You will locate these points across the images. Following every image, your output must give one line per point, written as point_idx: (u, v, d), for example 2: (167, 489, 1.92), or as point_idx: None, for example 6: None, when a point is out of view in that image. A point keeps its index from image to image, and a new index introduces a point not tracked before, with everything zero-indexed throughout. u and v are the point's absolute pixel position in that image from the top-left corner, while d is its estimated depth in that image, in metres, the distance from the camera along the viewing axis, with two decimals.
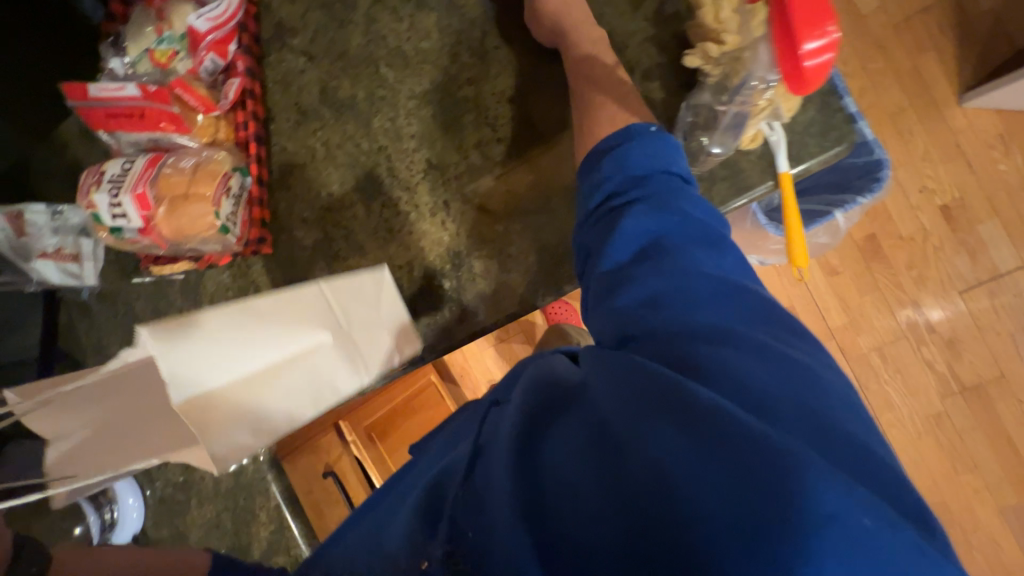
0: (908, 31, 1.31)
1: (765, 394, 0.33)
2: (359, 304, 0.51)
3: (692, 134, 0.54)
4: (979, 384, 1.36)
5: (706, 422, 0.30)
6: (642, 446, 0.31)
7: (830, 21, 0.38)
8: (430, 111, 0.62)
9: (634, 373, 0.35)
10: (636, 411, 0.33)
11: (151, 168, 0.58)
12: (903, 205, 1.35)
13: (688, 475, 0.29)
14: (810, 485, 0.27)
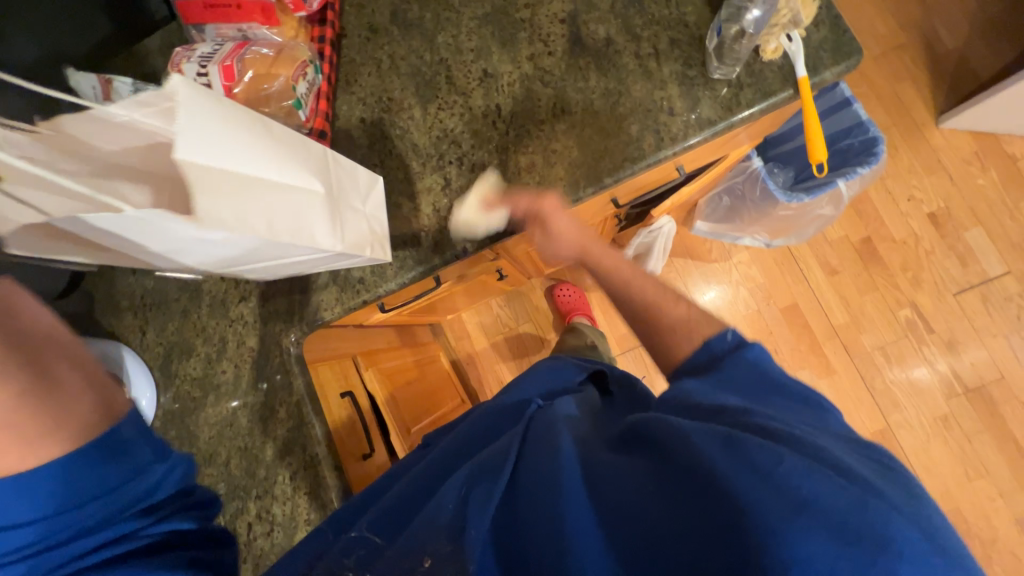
0: (886, 63, 1.50)
1: (826, 447, 0.39)
2: (354, 187, 0.53)
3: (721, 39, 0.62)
4: (981, 386, 1.38)
5: (768, 467, 0.36)
6: (707, 481, 0.38)
7: None
8: (489, 29, 0.71)
9: (702, 430, 0.42)
10: (703, 448, 0.39)
11: (240, 48, 0.65)
12: (893, 211, 1.45)
13: (748, 504, 0.35)
14: (849, 513, 0.34)
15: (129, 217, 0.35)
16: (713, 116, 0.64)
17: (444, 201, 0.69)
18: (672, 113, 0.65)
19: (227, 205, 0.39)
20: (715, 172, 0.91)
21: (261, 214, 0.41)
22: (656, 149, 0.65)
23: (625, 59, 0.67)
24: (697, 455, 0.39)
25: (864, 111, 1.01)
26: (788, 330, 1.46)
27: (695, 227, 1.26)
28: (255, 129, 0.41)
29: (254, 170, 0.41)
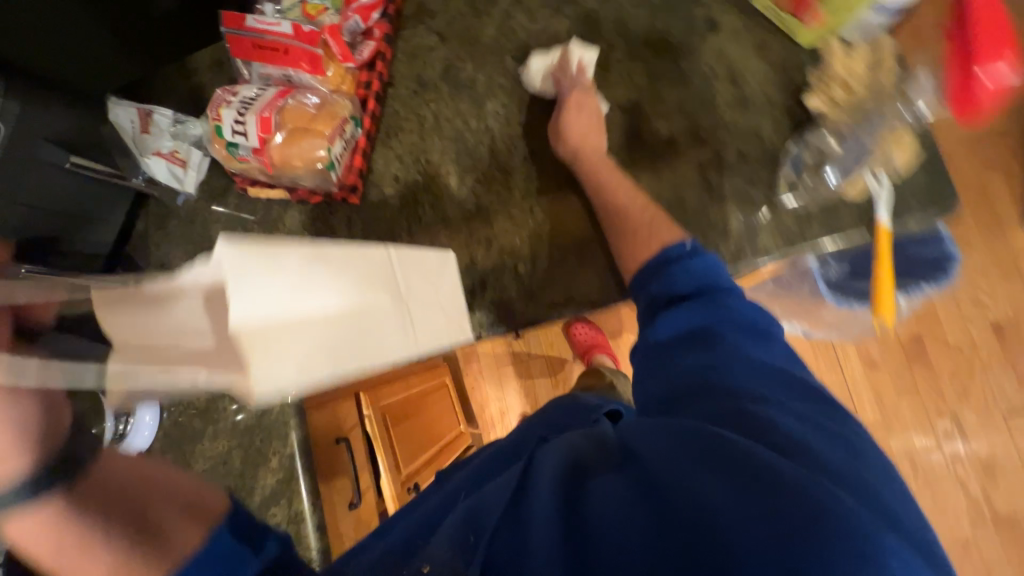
0: (978, 148, 1.35)
1: (817, 453, 0.35)
2: (418, 274, 0.49)
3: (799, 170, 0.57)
4: (1013, 517, 1.27)
5: (757, 486, 0.32)
6: (693, 504, 0.32)
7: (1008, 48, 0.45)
8: (541, 107, 0.67)
9: (681, 435, 0.37)
10: (682, 466, 0.35)
11: (280, 98, 0.62)
12: (953, 312, 1.33)
13: (732, 533, 0.30)
14: (851, 520, 0.30)
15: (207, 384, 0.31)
16: (772, 246, 0.57)
17: (465, 282, 0.65)
18: (727, 234, 0.58)
19: (289, 364, 0.32)
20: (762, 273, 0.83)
21: (328, 359, 0.35)
22: None
23: (685, 166, 0.61)
24: (677, 476, 0.34)
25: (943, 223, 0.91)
26: None
27: None
28: (313, 263, 0.34)
29: (313, 312, 0.34)
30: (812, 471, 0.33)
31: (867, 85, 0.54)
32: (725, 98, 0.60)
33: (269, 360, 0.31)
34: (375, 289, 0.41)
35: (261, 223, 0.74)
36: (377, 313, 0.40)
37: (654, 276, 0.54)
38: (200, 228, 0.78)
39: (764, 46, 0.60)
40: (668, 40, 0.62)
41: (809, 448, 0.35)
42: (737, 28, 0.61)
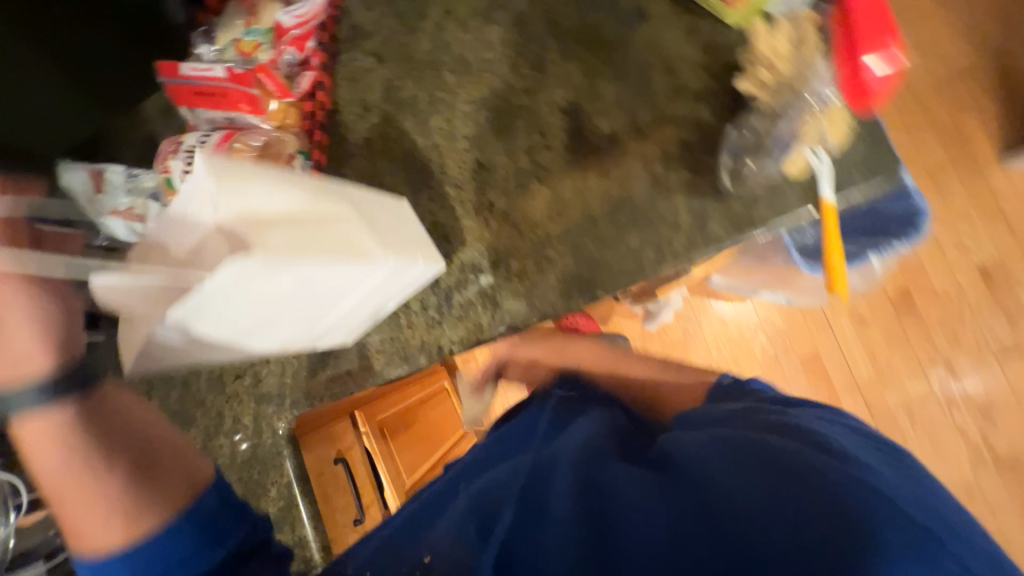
0: (950, 92, 1.33)
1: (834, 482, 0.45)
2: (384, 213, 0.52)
3: (737, 159, 0.55)
4: (1014, 457, 1.29)
5: (756, 504, 0.45)
6: (713, 511, 0.46)
7: (892, 39, 0.47)
8: (485, 116, 0.66)
9: (737, 465, 0.49)
10: (707, 485, 0.48)
11: (224, 142, 0.63)
12: (938, 260, 1.33)
13: (730, 519, 0.45)
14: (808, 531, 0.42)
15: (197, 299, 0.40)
16: (722, 233, 0.58)
17: (431, 299, 0.67)
18: (677, 225, 0.59)
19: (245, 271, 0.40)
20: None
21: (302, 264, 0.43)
22: (657, 264, 0.60)
23: (633, 161, 0.60)
24: (713, 491, 0.47)
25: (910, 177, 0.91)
26: (807, 381, 1.39)
27: (712, 278, 1.20)
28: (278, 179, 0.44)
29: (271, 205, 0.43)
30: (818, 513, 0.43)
31: (791, 58, 0.51)
32: (662, 89, 0.60)
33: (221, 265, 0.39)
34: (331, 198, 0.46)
35: None
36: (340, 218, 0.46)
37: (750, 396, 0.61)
38: None
39: (696, 32, 0.59)
40: (600, 35, 0.62)
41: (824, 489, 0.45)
42: (665, 15, 0.60)
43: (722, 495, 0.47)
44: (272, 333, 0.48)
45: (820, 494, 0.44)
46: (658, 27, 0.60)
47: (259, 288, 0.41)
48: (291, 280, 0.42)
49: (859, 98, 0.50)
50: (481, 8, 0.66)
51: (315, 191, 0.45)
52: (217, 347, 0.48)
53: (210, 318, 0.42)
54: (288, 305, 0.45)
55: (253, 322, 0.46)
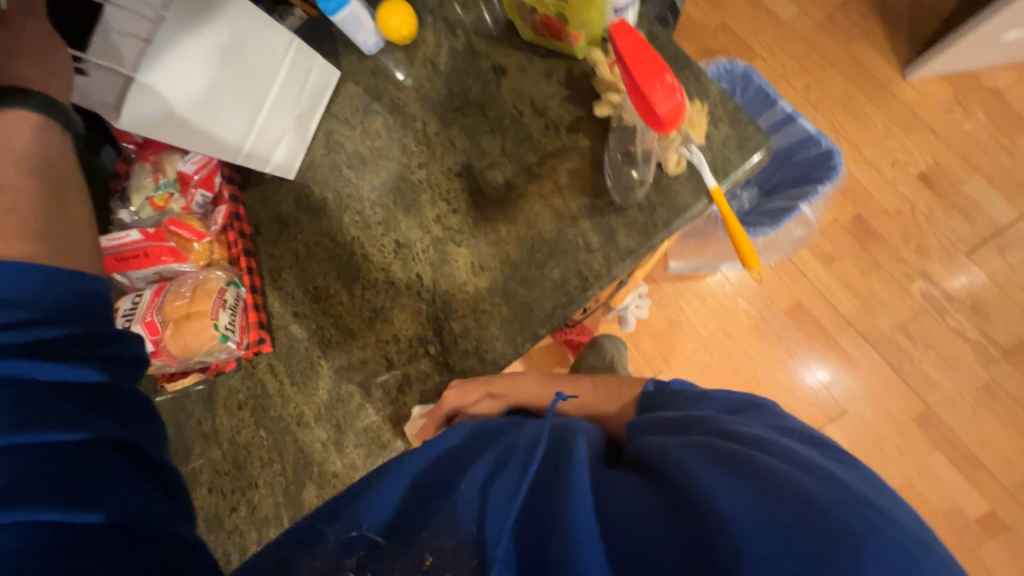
0: (834, 28, 1.40)
1: (802, 459, 0.39)
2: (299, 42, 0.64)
3: (618, 171, 0.60)
4: (1019, 345, 1.28)
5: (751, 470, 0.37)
6: (703, 499, 0.36)
7: (667, 72, 0.48)
8: (391, 199, 0.69)
9: (716, 449, 0.40)
10: (701, 468, 0.38)
11: (156, 297, 0.66)
12: (879, 181, 1.36)
13: (730, 505, 0.34)
14: (835, 511, 0.32)
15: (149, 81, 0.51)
16: (633, 244, 0.60)
17: (390, 381, 0.69)
18: (590, 249, 0.61)
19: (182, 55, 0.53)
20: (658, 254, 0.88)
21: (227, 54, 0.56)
22: (584, 290, 0.62)
23: (533, 202, 0.63)
24: (697, 473, 0.38)
25: (811, 124, 0.95)
26: (799, 330, 1.40)
27: (671, 265, 1.22)
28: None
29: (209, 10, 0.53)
30: (808, 473, 0.36)
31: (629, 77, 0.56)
32: (538, 129, 0.63)
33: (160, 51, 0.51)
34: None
35: (200, 402, 0.77)
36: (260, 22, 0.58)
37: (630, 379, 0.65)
38: None
39: (552, 71, 0.63)
40: (470, 99, 0.66)
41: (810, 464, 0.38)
42: (520, 65, 0.64)
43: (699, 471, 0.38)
44: (221, 109, 0.58)
45: (797, 470, 0.37)
46: (517, 76, 0.64)
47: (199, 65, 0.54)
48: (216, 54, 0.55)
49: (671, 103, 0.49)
50: (359, 103, 0.71)
51: None
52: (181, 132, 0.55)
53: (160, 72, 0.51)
54: (223, 92, 0.57)
55: (204, 105, 0.56)
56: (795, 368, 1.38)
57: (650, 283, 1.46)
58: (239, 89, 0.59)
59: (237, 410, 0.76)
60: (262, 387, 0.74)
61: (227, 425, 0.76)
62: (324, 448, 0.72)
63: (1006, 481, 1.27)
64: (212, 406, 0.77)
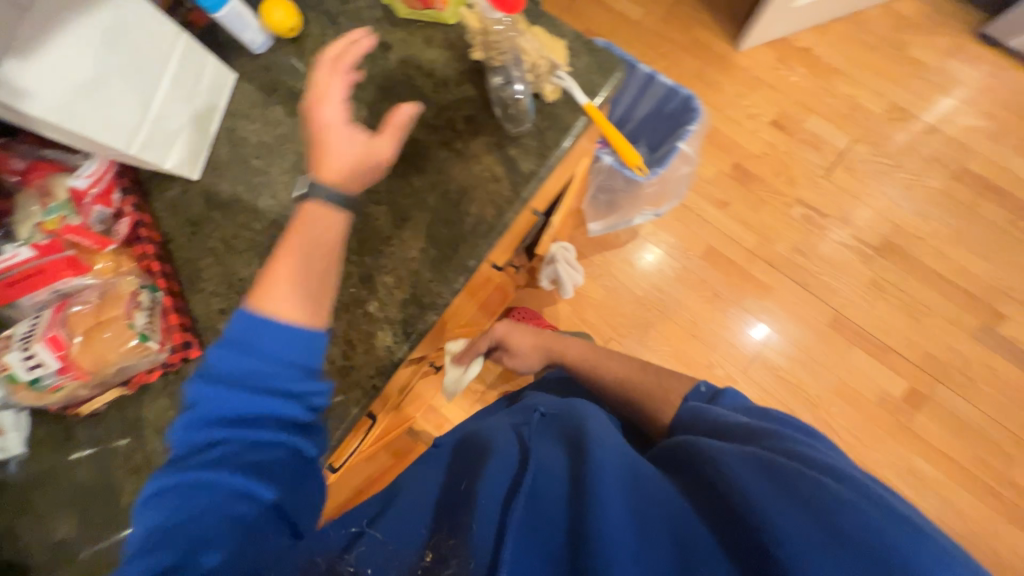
0: (674, 20, 1.67)
1: (849, 487, 0.47)
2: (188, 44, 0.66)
3: (504, 104, 0.67)
4: (886, 241, 1.51)
5: (806, 501, 0.46)
6: (756, 521, 0.46)
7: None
8: (304, 177, 0.72)
9: (767, 468, 0.51)
10: (760, 489, 0.48)
11: (58, 313, 0.61)
12: (744, 133, 1.59)
13: (777, 526, 0.45)
14: (864, 534, 0.43)
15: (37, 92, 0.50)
16: (533, 167, 0.67)
17: (334, 350, 0.68)
18: (497, 179, 0.68)
19: (72, 67, 0.53)
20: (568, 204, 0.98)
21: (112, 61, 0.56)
22: (501, 216, 0.67)
23: (438, 150, 0.69)
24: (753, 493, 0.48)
25: (669, 79, 1.12)
26: (718, 272, 1.55)
27: (591, 230, 1.30)
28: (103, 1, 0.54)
29: (86, 22, 0.53)
30: (852, 492, 0.47)
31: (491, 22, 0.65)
32: (429, 87, 0.70)
33: (39, 64, 0.50)
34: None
35: (124, 435, 0.70)
36: (140, 24, 0.58)
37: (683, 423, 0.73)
38: (64, 482, 0.69)
39: (431, 36, 0.71)
40: (363, 75, 0.72)
41: (852, 485, 0.48)
42: (402, 38, 0.71)
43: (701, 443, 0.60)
44: (108, 113, 0.57)
45: (830, 488, 0.47)
46: (401, 46, 0.71)
47: (81, 70, 0.53)
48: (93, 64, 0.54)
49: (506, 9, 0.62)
50: (257, 97, 0.74)
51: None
52: (64, 133, 0.55)
53: (41, 79, 0.50)
54: (107, 96, 0.57)
55: (89, 110, 0.55)
56: (723, 306, 1.52)
57: (580, 259, 1.56)
58: (124, 93, 0.59)
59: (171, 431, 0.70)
60: None
61: (159, 450, 0.70)
62: None
63: (914, 358, 1.45)
64: (140, 435, 0.70)
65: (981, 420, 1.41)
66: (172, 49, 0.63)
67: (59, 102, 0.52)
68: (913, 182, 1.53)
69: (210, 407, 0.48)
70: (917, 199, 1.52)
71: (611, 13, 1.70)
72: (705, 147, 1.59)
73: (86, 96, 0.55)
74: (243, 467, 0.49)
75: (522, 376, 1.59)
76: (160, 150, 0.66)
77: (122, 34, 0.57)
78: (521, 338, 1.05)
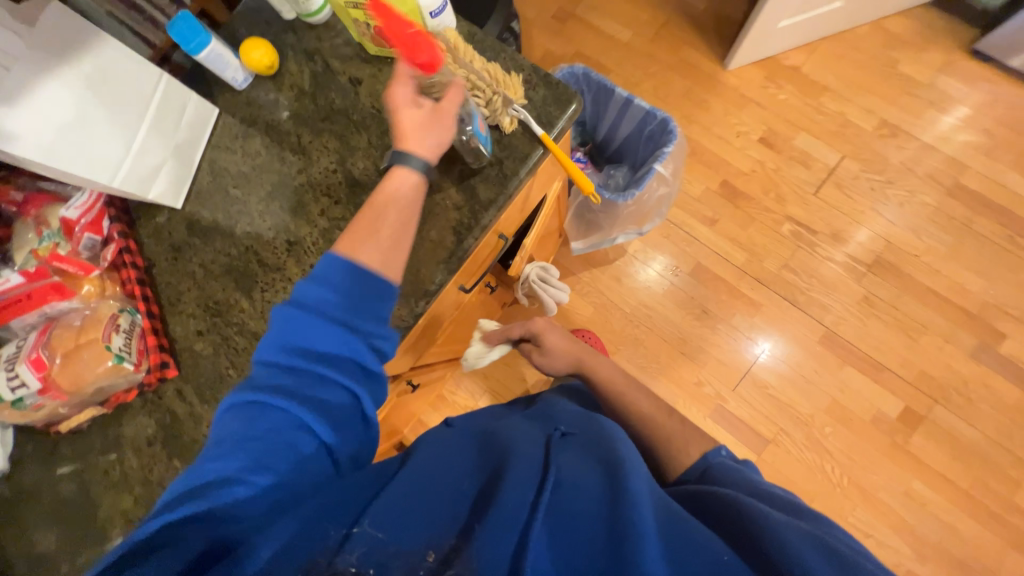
0: (662, 41, 1.70)
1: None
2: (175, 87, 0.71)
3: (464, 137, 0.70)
4: (878, 258, 1.49)
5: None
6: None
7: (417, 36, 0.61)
8: (278, 205, 0.75)
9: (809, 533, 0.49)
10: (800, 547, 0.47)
11: (41, 336, 0.65)
12: (732, 150, 1.60)
13: None
14: None
15: (17, 130, 0.55)
16: (491, 195, 0.70)
17: None
18: (457, 207, 0.70)
19: (53, 108, 0.57)
20: (541, 226, 1.01)
21: (93, 102, 0.61)
22: (460, 243, 0.70)
23: None
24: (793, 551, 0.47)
25: (646, 102, 1.15)
26: (707, 289, 1.55)
27: (574, 247, 1.32)
28: (86, 49, 0.59)
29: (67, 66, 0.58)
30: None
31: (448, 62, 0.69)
32: None
33: (22, 104, 0.55)
34: (114, 49, 0.62)
35: (103, 451, 0.74)
36: (123, 69, 0.64)
37: (697, 470, 0.71)
38: (49, 494, 0.74)
39: (398, 72, 0.75)
40: (335, 108, 0.76)
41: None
42: (372, 75, 0.76)
43: (743, 504, 0.55)
44: (86, 149, 0.62)
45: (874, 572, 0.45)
46: (371, 82, 0.75)
47: (62, 110, 0.58)
48: (73, 104, 0.59)
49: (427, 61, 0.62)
50: (237, 130, 0.78)
51: (107, 46, 0.62)
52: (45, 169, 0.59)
53: (22, 119, 0.55)
54: (88, 134, 0.61)
55: (67, 147, 0.60)
56: (712, 323, 1.52)
57: (568, 276, 1.58)
58: (105, 130, 0.63)
59: (148, 447, 0.73)
60: (172, 415, 0.72)
61: (135, 464, 0.73)
62: None
63: (909, 377, 1.42)
64: (119, 451, 0.73)
65: (982, 442, 1.37)
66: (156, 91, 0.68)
67: (45, 141, 0.57)
68: (905, 198, 1.51)
69: (297, 331, 0.53)
70: (909, 215, 1.50)
71: (600, 35, 1.74)
72: (693, 165, 1.61)
73: (65, 134, 0.59)
74: (304, 400, 0.52)
75: (511, 391, 1.60)
76: (142, 181, 0.71)
77: (104, 78, 0.62)
78: (556, 341, 1.00)
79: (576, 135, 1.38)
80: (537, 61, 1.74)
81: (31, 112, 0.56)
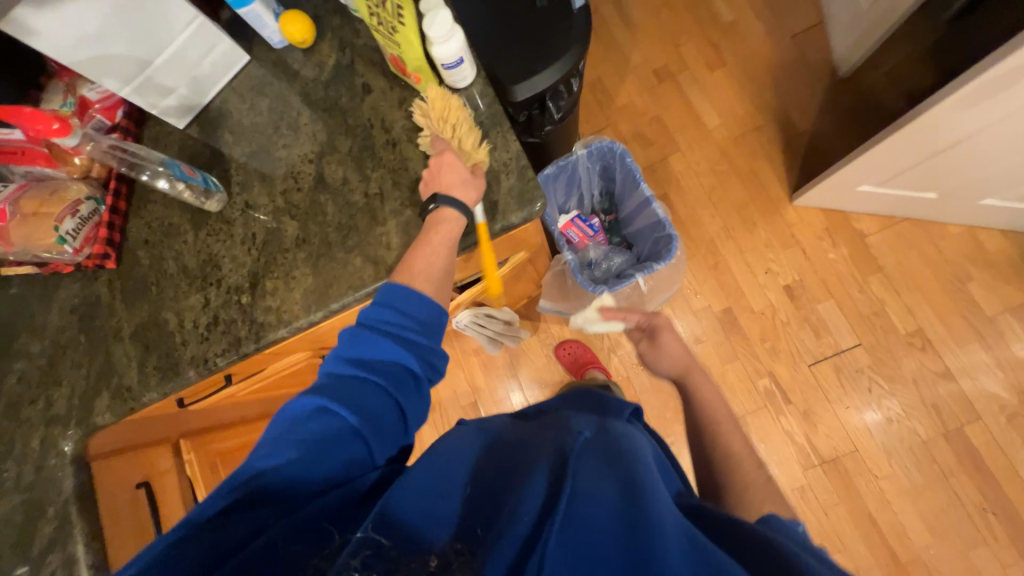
0: (744, 144, 1.61)
1: None
2: (207, 27, 0.76)
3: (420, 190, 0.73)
4: (836, 457, 1.40)
5: None
6: None
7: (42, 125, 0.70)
8: (253, 166, 0.80)
9: None
10: None
11: (18, 191, 0.75)
12: (753, 283, 1.52)
13: None
14: None
15: (41, 28, 0.62)
16: None
17: (201, 319, 0.77)
18: (389, 247, 0.73)
19: (80, 18, 0.64)
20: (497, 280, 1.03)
21: (120, 22, 0.67)
22: (375, 279, 0.72)
23: (357, 197, 0.75)
24: None
25: (663, 210, 1.11)
26: (656, 399, 1.52)
27: (540, 305, 1.32)
28: None
29: None
30: None
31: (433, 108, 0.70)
32: (380, 142, 0.76)
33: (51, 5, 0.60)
34: None
35: (38, 299, 0.84)
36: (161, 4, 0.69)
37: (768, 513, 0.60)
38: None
39: (403, 100, 0.77)
40: (339, 104, 0.79)
41: None
42: (382, 89, 0.78)
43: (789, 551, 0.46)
44: (104, 56, 0.69)
45: None
46: (377, 96, 0.78)
47: (88, 21, 0.65)
48: (99, 19, 0.65)
49: (58, 119, 0.70)
50: (254, 84, 0.83)
51: None
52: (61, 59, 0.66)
53: (48, 20, 0.62)
54: (108, 44, 0.68)
55: (83, 48, 0.66)
56: None
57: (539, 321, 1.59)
58: (126, 44, 0.70)
59: (68, 312, 0.83)
60: (95, 299, 0.82)
61: (52, 319, 0.83)
62: (133, 365, 0.79)
63: None
64: (48, 304, 0.84)
65: None
66: (189, 27, 0.74)
67: (63, 44, 0.65)
68: (898, 415, 1.39)
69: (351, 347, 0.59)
70: (891, 434, 1.39)
71: (689, 110, 1.66)
72: (708, 279, 1.54)
73: (83, 39, 0.66)
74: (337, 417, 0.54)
75: (438, 394, 1.65)
76: (152, 95, 0.77)
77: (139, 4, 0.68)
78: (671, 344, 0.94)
79: (601, 202, 1.35)
80: (615, 108, 1.70)
81: (59, 16, 0.62)
